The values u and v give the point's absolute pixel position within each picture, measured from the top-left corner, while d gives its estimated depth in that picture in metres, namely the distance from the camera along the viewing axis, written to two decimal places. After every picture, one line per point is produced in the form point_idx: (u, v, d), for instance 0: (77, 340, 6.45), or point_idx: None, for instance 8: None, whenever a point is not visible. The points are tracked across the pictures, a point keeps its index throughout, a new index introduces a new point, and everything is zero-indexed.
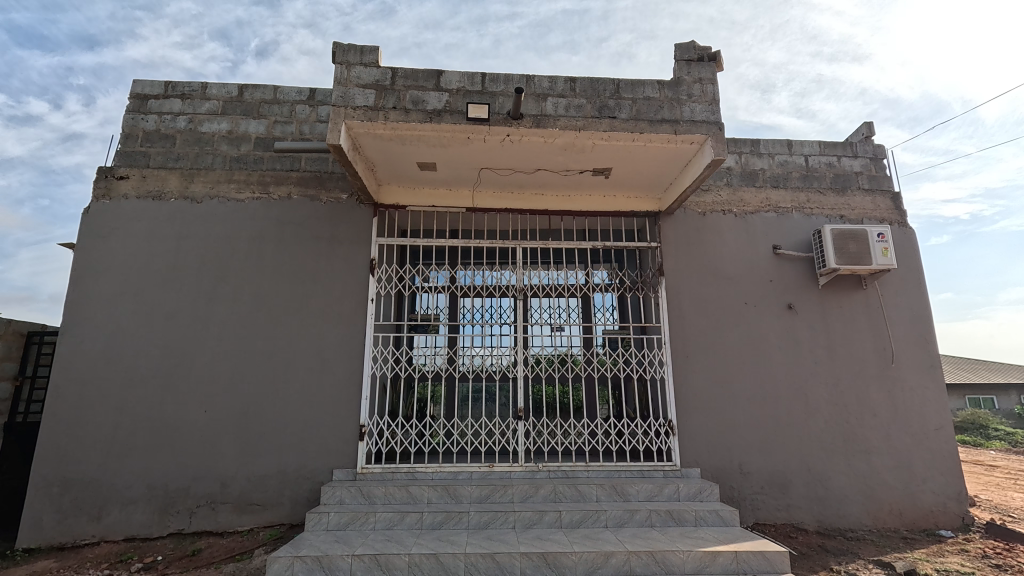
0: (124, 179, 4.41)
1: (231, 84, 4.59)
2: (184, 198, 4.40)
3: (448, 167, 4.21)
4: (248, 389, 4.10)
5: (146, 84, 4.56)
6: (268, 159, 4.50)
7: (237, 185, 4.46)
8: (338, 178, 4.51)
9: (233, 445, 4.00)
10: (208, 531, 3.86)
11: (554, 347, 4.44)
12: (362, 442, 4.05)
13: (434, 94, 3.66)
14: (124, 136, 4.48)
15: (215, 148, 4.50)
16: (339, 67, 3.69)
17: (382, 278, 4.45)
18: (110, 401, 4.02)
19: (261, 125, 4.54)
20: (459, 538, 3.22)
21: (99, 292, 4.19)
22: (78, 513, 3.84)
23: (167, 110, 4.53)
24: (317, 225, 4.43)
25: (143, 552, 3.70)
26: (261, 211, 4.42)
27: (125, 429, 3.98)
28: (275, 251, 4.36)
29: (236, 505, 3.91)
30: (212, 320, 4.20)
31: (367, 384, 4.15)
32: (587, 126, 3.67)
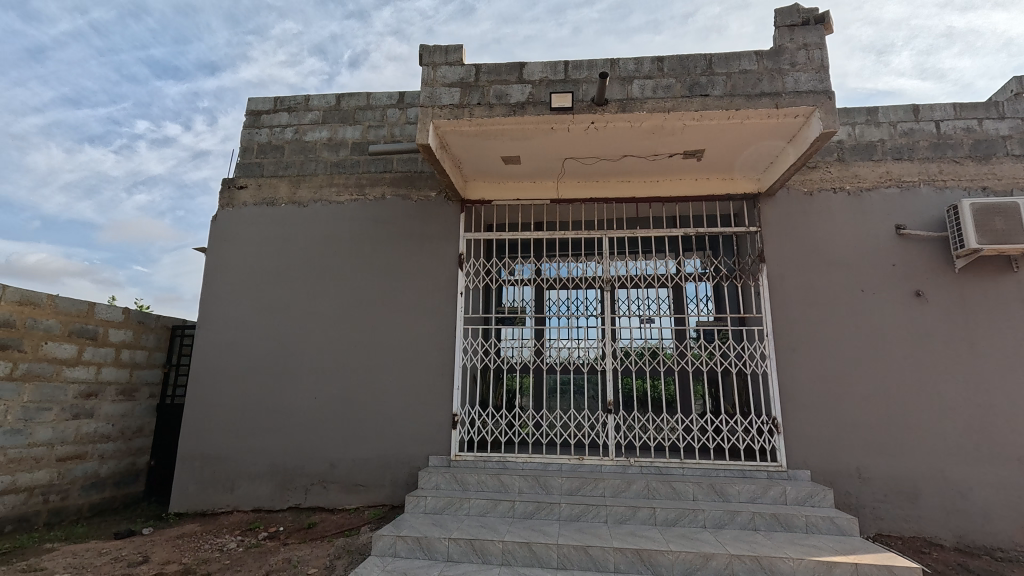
0: (243, 188, 4.91)
1: (330, 94, 4.93)
2: (293, 202, 4.81)
3: (533, 159, 4.20)
4: (351, 379, 4.41)
5: (259, 101, 5.04)
6: (364, 162, 4.79)
7: (338, 188, 4.79)
8: (428, 177, 4.69)
9: (340, 429, 4.33)
10: (321, 507, 4.22)
11: (645, 340, 4.28)
12: (454, 430, 4.20)
13: (518, 87, 3.67)
14: (242, 149, 4.99)
15: (318, 155, 4.86)
16: (426, 68, 3.82)
17: (471, 272, 4.57)
18: (237, 387, 4.52)
19: (357, 130, 4.85)
20: (551, 529, 3.23)
21: (226, 290, 4.71)
22: (215, 485, 4.37)
23: (277, 123, 4.97)
24: (409, 222, 4.64)
25: (268, 522, 4.13)
26: (358, 211, 4.72)
27: (249, 412, 4.46)
28: (372, 249, 4.63)
29: (344, 484, 4.23)
30: (318, 315, 4.56)
31: (458, 375, 4.32)
32: (676, 107, 3.48)
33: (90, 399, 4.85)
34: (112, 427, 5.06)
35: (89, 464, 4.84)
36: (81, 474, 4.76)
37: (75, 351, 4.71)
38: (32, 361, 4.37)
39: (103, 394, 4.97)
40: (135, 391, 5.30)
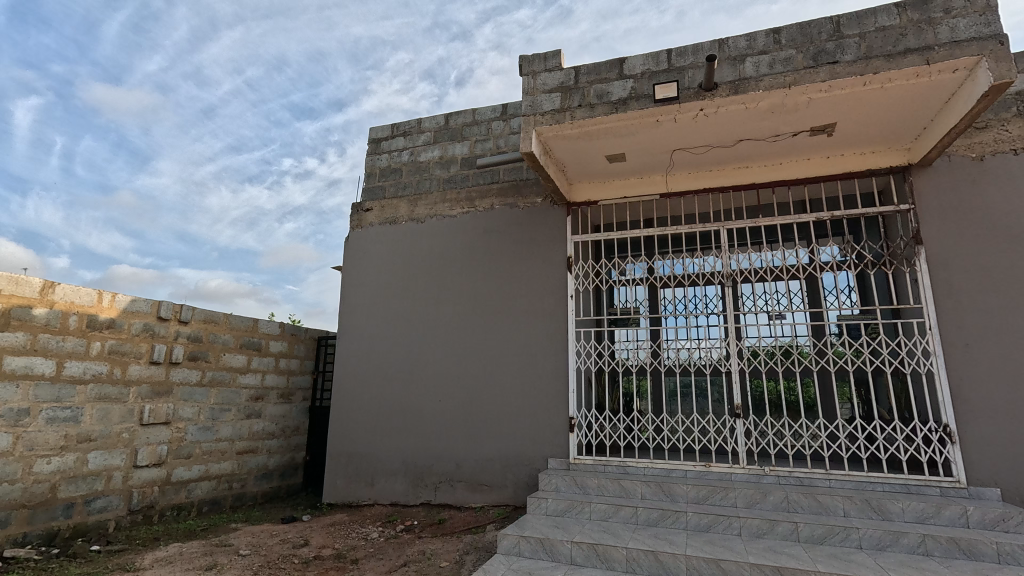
0: (369, 210, 5.41)
1: (439, 115, 5.27)
2: (411, 220, 5.20)
3: (638, 155, 4.07)
4: (471, 383, 4.63)
5: (379, 130, 5.53)
6: (472, 176, 5.03)
7: (450, 203, 5.08)
8: (533, 184, 4.78)
9: (463, 430, 4.56)
10: (450, 504, 4.47)
11: (775, 338, 3.88)
12: (572, 433, 4.21)
13: (619, 83, 3.60)
14: (367, 175, 5.51)
15: (431, 173, 5.21)
16: (526, 78, 3.90)
17: (580, 274, 4.53)
18: (372, 390, 4.98)
19: (465, 146, 5.11)
20: (678, 538, 3.08)
21: (359, 303, 5.22)
22: (358, 479, 4.85)
23: (395, 148, 5.42)
24: (517, 229, 4.76)
25: (404, 515, 4.47)
26: (470, 222, 4.95)
27: (384, 414, 4.89)
28: (484, 257, 4.83)
29: (470, 483, 4.45)
30: (439, 323, 4.87)
31: (573, 378, 4.30)
32: (799, 80, 3.17)
33: (258, 401, 5.67)
34: (276, 426, 5.88)
35: (261, 457, 5.67)
36: (255, 465, 5.60)
37: (245, 361, 5.55)
38: (215, 369, 5.23)
39: (268, 397, 5.78)
40: (291, 395, 6.09)
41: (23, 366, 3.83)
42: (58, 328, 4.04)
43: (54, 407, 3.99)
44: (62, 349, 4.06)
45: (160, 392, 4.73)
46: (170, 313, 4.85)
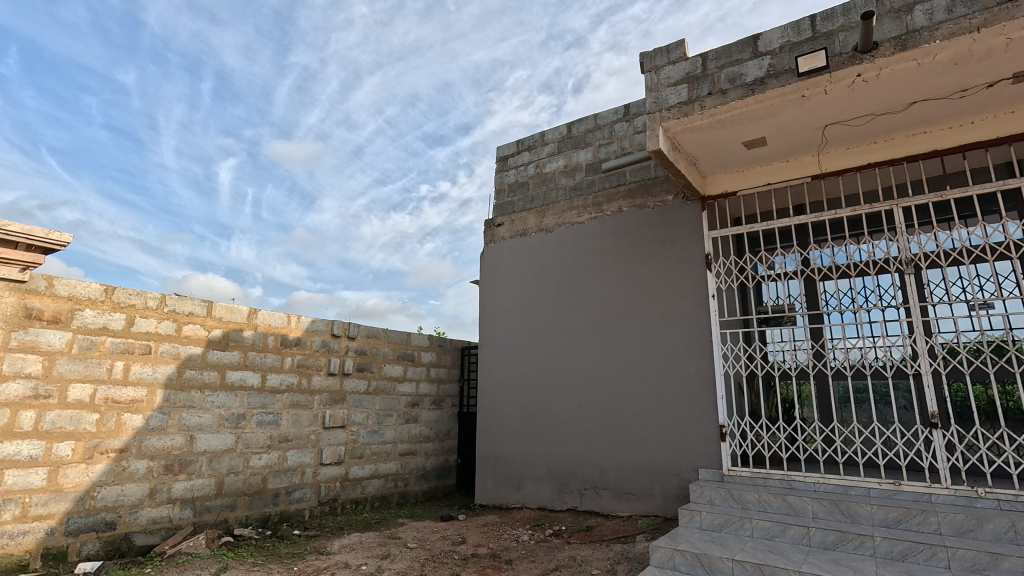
0: (501, 225, 5.67)
1: (561, 126, 5.38)
2: (541, 230, 5.33)
3: (782, 135, 3.68)
4: (610, 389, 4.58)
5: (505, 147, 5.80)
6: (598, 181, 5.01)
7: (577, 210, 5.11)
8: (662, 181, 4.61)
9: (605, 437, 4.52)
10: (597, 511, 4.44)
11: (980, 332, 3.29)
12: (724, 443, 3.93)
13: (754, 63, 3.42)
14: (497, 192, 5.79)
15: (557, 183, 5.30)
16: (649, 74, 3.86)
17: (721, 271, 4.21)
18: (514, 397, 5.19)
19: (589, 152, 5.13)
20: (865, 566, 2.70)
21: (497, 314, 5.49)
22: (507, 483, 5.07)
23: (521, 163, 5.63)
24: (648, 230, 4.62)
25: (552, 520, 4.55)
26: (599, 227, 4.93)
27: (526, 420, 5.05)
28: (615, 262, 4.77)
29: (616, 491, 4.38)
30: (574, 330, 4.91)
31: (721, 384, 4.01)
32: (990, 20, 2.65)
33: (414, 407, 6.24)
34: (431, 430, 6.40)
35: (419, 459, 6.22)
36: (415, 466, 6.16)
37: (402, 371, 6.15)
38: (378, 379, 5.88)
39: (422, 404, 6.33)
40: (442, 401, 6.59)
41: (240, 378, 4.71)
42: (261, 346, 4.89)
43: (262, 412, 4.83)
44: (265, 364, 4.91)
45: (337, 400, 5.46)
46: (341, 330, 5.57)
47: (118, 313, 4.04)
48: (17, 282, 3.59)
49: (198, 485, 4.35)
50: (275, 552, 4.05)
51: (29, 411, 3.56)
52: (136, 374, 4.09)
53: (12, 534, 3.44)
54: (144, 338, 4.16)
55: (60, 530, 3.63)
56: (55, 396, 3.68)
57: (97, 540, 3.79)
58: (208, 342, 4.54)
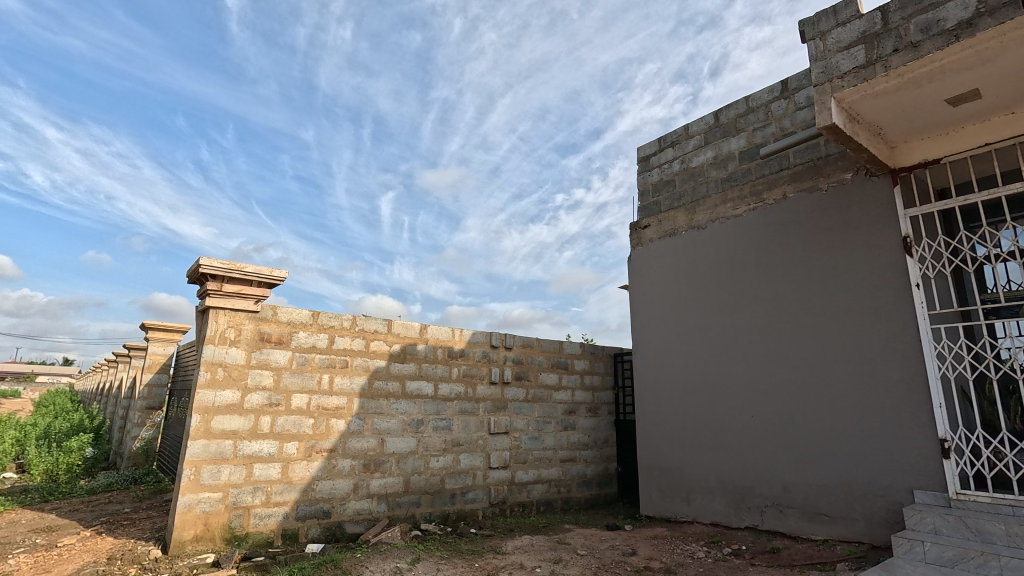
0: (647, 227, 5.50)
1: (708, 115, 5.09)
2: (692, 228, 5.05)
3: (1004, 83, 2.99)
4: (788, 397, 4.14)
5: (646, 147, 5.65)
6: (755, 168, 4.61)
7: (733, 202, 4.74)
8: (836, 159, 4.06)
9: (786, 450, 4.09)
10: (782, 532, 4.02)
11: None
12: (947, 461, 3.26)
13: (957, 3, 2.85)
14: (641, 194, 5.64)
15: (707, 176, 4.99)
16: (812, 43, 3.48)
17: (924, 257, 3.55)
18: (675, 405, 4.96)
19: (742, 139, 4.76)
20: None
21: (651, 319, 5.32)
22: (674, 495, 4.85)
23: (665, 160, 5.42)
24: (823, 216, 4.10)
25: (729, 538, 4.20)
26: (759, 219, 4.51)
27: (691, 428, 4.80)
28: (784, 255, 4.31)
29: (805, 511, 3.92)
30: (739, 333, 4.55)
31: (938, 390, 3.36)
32: None
33: (571, 415, 6.31)
34: (589, 438, 6.41)
35: (580, 466, 6.26)
36: (576, 473, 6.22)
37: (557, 378, 6.27)
38: (536, 387, 6.09)
39: (579, 411, 6.38)
40: (598, 409, 6.57)
41: (417, 388, 5.25)
42: (432, 358, 5.39)
43: (436, 418, 5.32)
44: (436, 374, 5.40)
45: (499, 407, 5.77)
46: (499, 341, 5.89)
47: (322, 334, 4.80)
48: (253, 312, 4.48)
49: (389, 482, 4.93)
50: (457, 547, 4.40)
51: (267, 416, 4.40)
52: (338, 385, 4.80)
53: (261, 516, 4.26)
54: (342, 354, 4.87)
55: (293, 515, 4.40)
56: (283, 404, 4.50)
57: (318, 525, 4.51)
58: (390, 355, 5.15)
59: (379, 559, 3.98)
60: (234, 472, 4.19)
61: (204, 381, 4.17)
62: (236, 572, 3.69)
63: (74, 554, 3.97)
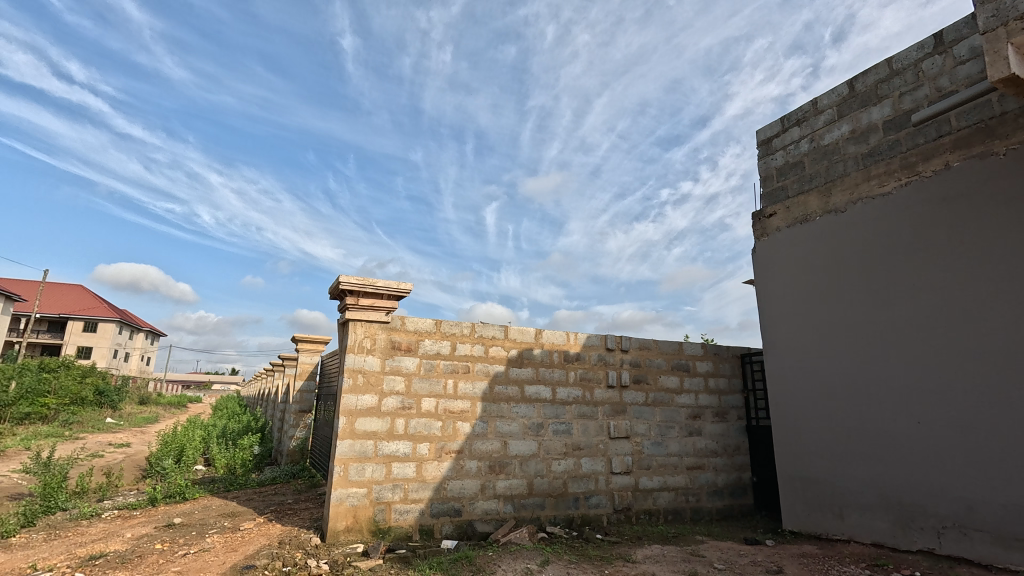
0: (773, 215, 5.06)
1: (840, 86, 4.58)
2: (828, 212, 4.54)
3: None
4: (966, 400, 3.53)
5: (767, 129, 5.22)
6: (906, 138, 4.03)
7: (879, 179, 4.19)
8: (1018, 115, 3.41)
9: (968, 463, 3.49)
10: (969, 560, 3.42)
11: None
12: None
13: None
14: (763, 180, 5.20)
15: (844, 153, 4.46)
16: None
17: None
18: (819, 410, 4.47)
19: (886, 107, 4.21)
20: None
21: (782, 315, 4.86)
22: (824, 509, 4.37)
23: (790, 141, 4.96)
24: (1001, 186, 3.46)
25: (898, 562, 3.60)
26: (914, 195, 3.93)
27: (840, 436, 4.29)
28: (949, 234, 3.70)
29: (998, 537, 3.31)
30: (894, 327, 3.98)
31: None
32: None
33: (697, 419, 5.99)
34: (717, 444, 6.02)
35: (709, 474, 5.90)
36: (705, 481, 5.87)
37: (679, 381, 5.99)
38: (656, 390, 5.87)
39: (705, 416, 6.03)
40: (726, 413, 6.15)
41: (536, 392, 5.33)
42: (549, 362, 5.45)
43: (556, 422, 5.35)
44: (553, 378, 5.44)
45: (619, 411, 5.65)
46: (615, 344, 5.78)
47: (445, 341, 5.08)
48: (385, 323, 4.88)
49: (514, 484, 5.05)
50: (585, 552, 4.37)
51: (401, 419, 4.75)
52: (462, 389, 5.04)
53: (401, 511, 4.60)
54: (464, 359, 5.11)
55: (428, 512, 4.70)
56: (414, 407, 4.83)
57: (451, 523, 4.76)
58: (508, 360, 5.29)
59: (510, 559, 4.10)
60: (376, 469, 4.58)
61: (347, 386, 4.62)
62: (382, 561, 4.02)
63: (253, 537, 4.61)
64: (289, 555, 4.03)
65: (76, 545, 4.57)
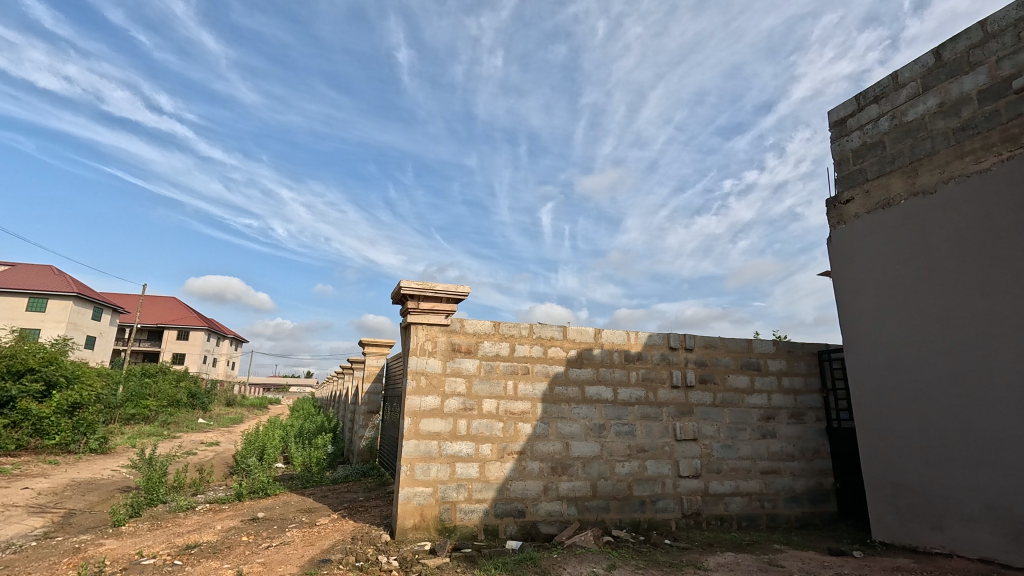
0: (851, 201, 4.69)
1: (925, 56, 4.18)
2: (915, 194, 4.15)
3: None
4: None
5: (841, 109, 4.85)
6: (1006, 107, 3.61)
7: (974, 155, 3.78)
8: None
9: None
10: None
11: None
12: None
13: None
14: (838, 164, 4.84)
15: (931, 129, 4.07)
16: None
17: None
18: (910, 411, 4.09)
19: (981, 75, 3.79)
20: None
21: (864, 308, 4.49)
22: (919, 519, 3.99)
23: (867, 120, 4.58)
24: None
25: None
26: (1018, 171, 3.51)
27: (936, 440, 3.90)
28: None
29: None
30: (999, 319, 3.57)
31: None
32: None
33: (770, 421, 5.66)
34: (794, 447, 5.66)
35: (786, 479, 5.56)
36: (782, 487, 5.54)
37: (749, 381, 5.69)
38: (724, 391, 5.61)
39: (779, 417, 5.69)
40: (803, 415, 5.78)
41: (596, 392, 5.25)
42: (609, 362, 5.35)
43: (618, 423, 5.24)
44: (614, 378, 5.33)
45: (685, 412, 5.45)
46: (678, 343, 5.58)
47: (504, 342, 5.12)
48: (445, 325, 4.98)
49: (577, 486, 4.99)
50: (653, 558, 4.25)
51: (463, 420, 4.83)
52: (523, 390, 5.05)
53: (465, 510, 4.68)
54: (523, 361, 5.12)
55: (492, 512, 4.74)
56: (476, 408, 4.89)
57: (515, 523, 4.77)
58: (568, 361, 5.24)
59: (575, 561, 4.06)
60: (441, 469, 4.68)
61: (411, 388, 4.76)
62: (449, 560, 4.09)
63: (328, 532, 4.85)
64: (361, 550, 4.20)
65: (175, 535, 5.00)
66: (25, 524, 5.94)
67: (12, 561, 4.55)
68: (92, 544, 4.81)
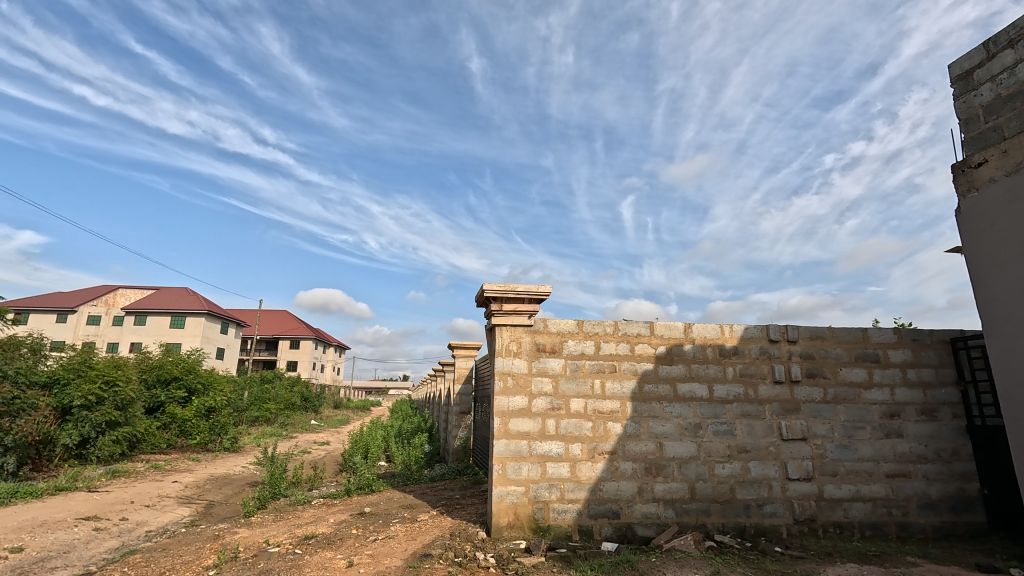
0: (983, 163, 3.49)
1: None
2: None
3: None
4: None
5: (965, 60, 3.76)
6: None
7: None
8: None
9: None
10: None
11: None
12: None
13: None
14: (964, 124, 3.70)
15: None
16: None
17: None
18: None
19: None
20: None
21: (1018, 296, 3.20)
22: None
23: (1003, 67, 3.49)
24: None
25: None
26: None
27: None
28: None
29: None
30: None
31: None
32: None
33: (895, 418, 5.06)
34: (927, 448, 5.02)
35: (918, 484, 4.94)
36: (913, 492, 4.93)
37: (866, 374, 5.13)
38: (837, 385, 5.10)
39: (906, 414, 5.07)
40: (936, 411, 5.10)
41: (690, 390, 5.01)
42: (702, 358, 5.07)
43: (715, 422, 4.95)
44: (709, 375, 5.06)
45: (791, 410, 5.03)
46: (779, 335, 5.17)
47: (589, 341, 5.05)
48: (529, 326, 5.01)
49: (674, 487, 4.79)
50: (762, 566, 3.97)
51: (552, 420, 4.83)
52: (610, 389, 4.94)
53: (559, 510, 4.67)
54: (610, 359, 5.01)
55: (586, 512, 4.69)
56: (564, 408, 4.87)
57: (610, 525, 4.68)
58: (657, 358, 5.05)
59: (675, 566, 3.89)
60: (532, 469, 4.71)
61: (499, 388, 4.85)
62: (544, 560, 4.11)
63: (429, 528, 5.07)
64: (460, 546, 4.35)
65: (295, 526, 5.50)
66: (176, 513, 6.84)
67: (168, 544, 5.26)
68: (228, 532, 5.43)
